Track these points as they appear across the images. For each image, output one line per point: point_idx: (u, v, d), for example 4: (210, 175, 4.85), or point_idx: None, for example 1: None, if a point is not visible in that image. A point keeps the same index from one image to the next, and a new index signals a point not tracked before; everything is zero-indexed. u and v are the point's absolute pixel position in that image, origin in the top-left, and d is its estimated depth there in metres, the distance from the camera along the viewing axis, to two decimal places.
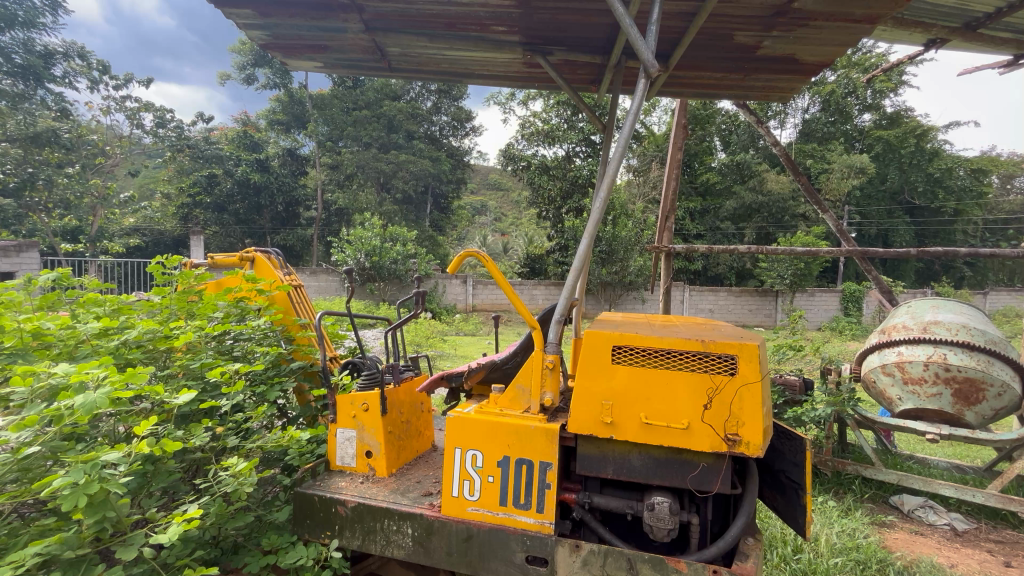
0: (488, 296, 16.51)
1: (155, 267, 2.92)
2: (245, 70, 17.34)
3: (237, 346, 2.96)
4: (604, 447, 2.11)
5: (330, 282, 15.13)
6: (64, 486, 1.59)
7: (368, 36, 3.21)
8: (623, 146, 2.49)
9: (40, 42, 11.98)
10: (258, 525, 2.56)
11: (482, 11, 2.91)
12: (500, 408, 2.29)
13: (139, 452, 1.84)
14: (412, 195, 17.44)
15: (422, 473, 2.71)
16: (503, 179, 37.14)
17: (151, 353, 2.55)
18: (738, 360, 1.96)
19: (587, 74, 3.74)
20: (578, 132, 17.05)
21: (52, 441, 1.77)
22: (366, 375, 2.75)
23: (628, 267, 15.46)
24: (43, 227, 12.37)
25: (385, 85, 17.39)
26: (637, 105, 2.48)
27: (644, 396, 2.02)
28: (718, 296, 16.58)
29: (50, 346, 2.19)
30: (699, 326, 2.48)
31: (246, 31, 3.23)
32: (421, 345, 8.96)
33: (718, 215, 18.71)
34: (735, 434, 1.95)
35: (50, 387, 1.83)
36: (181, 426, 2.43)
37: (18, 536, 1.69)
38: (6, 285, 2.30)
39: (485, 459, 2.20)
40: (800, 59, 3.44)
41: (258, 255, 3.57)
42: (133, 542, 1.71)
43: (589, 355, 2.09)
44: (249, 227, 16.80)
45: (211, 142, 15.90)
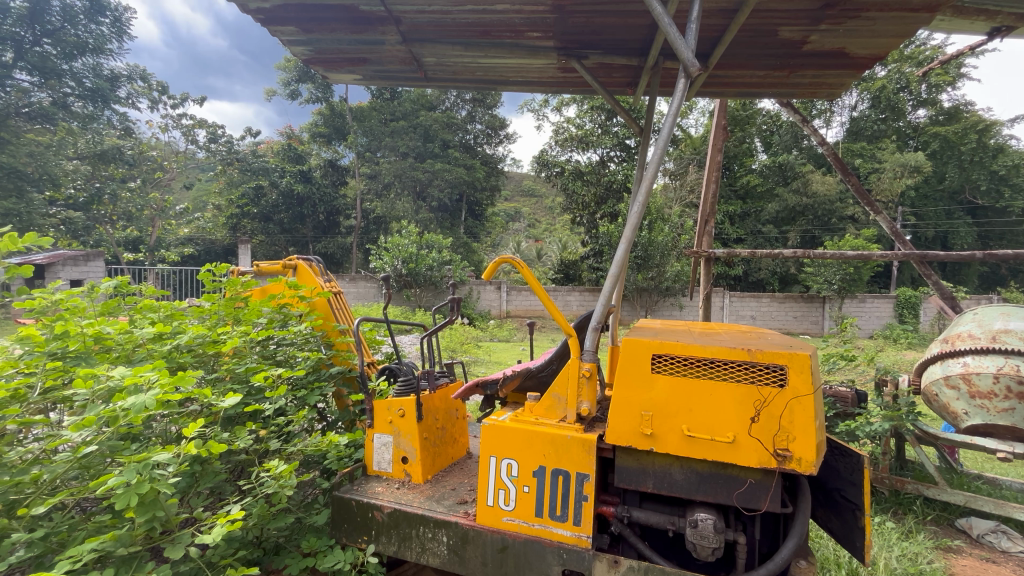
0: (523, 302, 16.49)
1: (206, 274, 3.04)
2: (290, 86, 18.08)
3: (280, 351, 3.07)
4: (643, 459, 2.03)
5: (369, 288, 15.56)
6: (118, 486, 1.66)
7: (406, 47, 3.27)
8: (663, 146, 2.41)
9: (107, 67, 12.92)
10: (299, 527, 2.64)
11: (518, 17, 2.91)
12: (535, 417, 2.25)
13: (188, 452, 1.90)
14: (447, 203, 17.72)
15: (457, 480, 2.70)
16: (536, 185, 37.28)
17: (201, 358, 2.66)
18: (788, 370, 1.85)
19: (623, 77, 3.69)
20: (612, 137, 16.89)
21: (109, 441, 1.86)
22: (402, 381, 2.77)
23: (665, 272, 15.08)
24: (108, 238, 13.64)
25: (421, 96, 17.70)
26: (676, 105, 2.41)
27: (686, 407, 1.94)
28: (761, 302, 15.96)
29: (109, 350, 2.32)
30: (745, 335, 2.37)
31: (290, 47, 3.35)
32: (456, 351, 9.03)
33: (760, 219, 18.00)
34: (785, 450, 1.84)
35: (108, 388, 1.92)
36: (227, 428, 2.52)
37: (77, 532, 1.79)
38: (71, 293, 2.44)
39: (520, 468, 2.17)
40: (851, 54, 3.26)
41: (300, 263, 3.67)
42: (180, 541, 1.77)
43: (628, 363, 2.03)
44: (293, 235, 17.28)
45: (258, 156, 16.75)
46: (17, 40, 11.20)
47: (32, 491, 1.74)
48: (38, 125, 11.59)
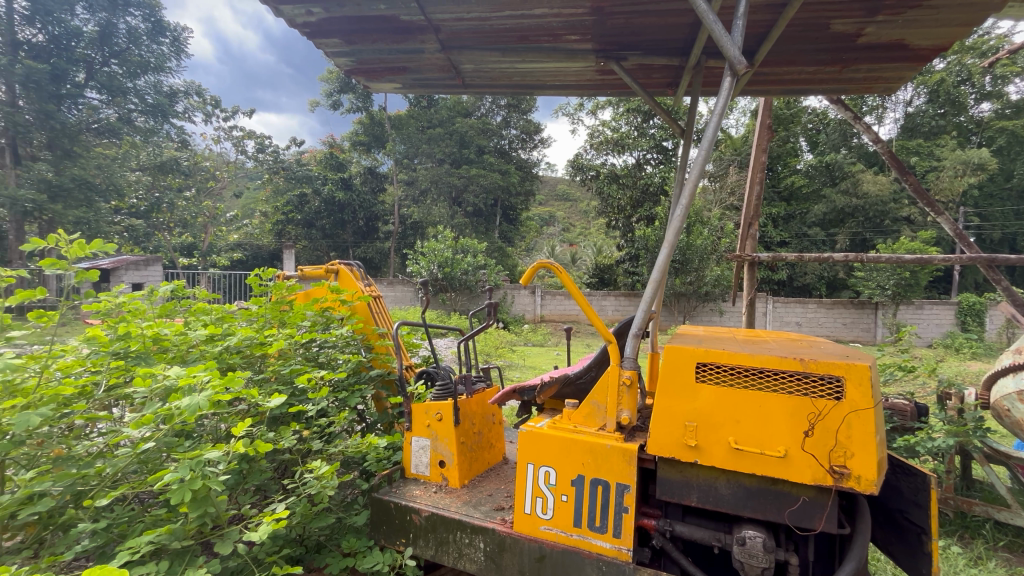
0: (558, 306, 16.41)
1: (253, 278, 3.17)
2: (332, 96, 18.69)
3: (322, 353, 3.16)
4: (686, 471, 1.96)
5: (405, 292, 15.88)
6: (174, 482, 1.74)
7: (444, 55, 3.31)
8: (707, 146, 2.33)
9: (167, 84, 13.84)
10: (339, 526, 2.71)
11: (556, 21, 2.89)
12: (574, 425, 2.21)
13: (236, 451, 1.96)
14: (482, 208, 17.84)
15: (494, 486, 2.69)
16: (571, 189, 37.07)
17: (248, 358, 2.77)
18: (845, 382, 1.74)
19: (663, 78, 3.61)
20: (649, 139, 16.57)
21: (165, 437, 1.95)
22: (440, 385, 2.79)
23: (705, 277, 14.66)
24: (165, 243, 14.61)
25: (458, 103, 17.83)
26: (722, 105, 2.32)
27: (733, 419, 1.85)
28: (807, 308, 15.24)
29: (166, 350, 2.45)
30: (795, 343, 2.25)
31: (334, 59, 3.46)
32: (490, 355, 9.09)
33: (805, 221, 17.23)
34: (842, 466, 1.73)
35: (165, 387, 2.01)
36: (272, 427, 2.62)
37: (136, 524, 1.88)
38: (133, 295, 2.60)
39: (558, 477, 2.13)
40: (910, 45, 3.07)
41: (342, 267, 3.77)
42: (229, 537, 1.83)
43: (670, 371, 1.96)
44: (334, 241, 17.83)
45: (302, 164, 17.43)
46: (89, 61, 12.16)
47: (97, 483, 1.85)
48: (106, 139, 12.59)
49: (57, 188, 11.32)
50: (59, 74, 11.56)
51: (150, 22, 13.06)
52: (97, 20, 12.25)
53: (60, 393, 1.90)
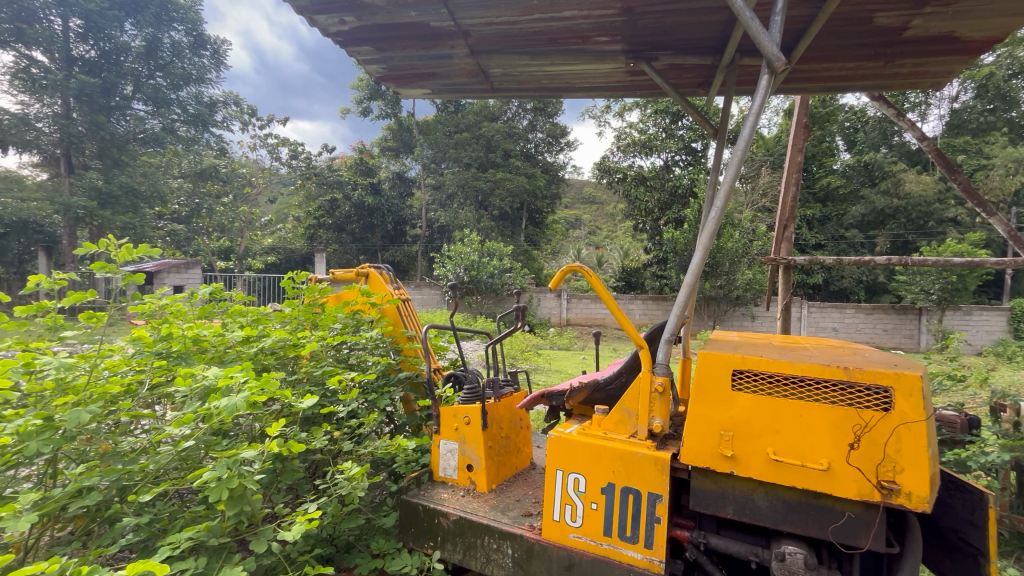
0: (584, 310, 16.30)
1: (287, 281, 3.25)
2: (363, 103, 19.09)
3: (352, 355, 3.21)
4: (722, 482, 1.89)
5: (432, 295, 16.06)
6: (212, 480, 1.78)
7: (473, 60, 3.33)
8: (744, 146, 2.26)
9: (207, 95, 14.65)
10: (369, 527, 2.74)
11: (585, 23, 2.87)
12: (604, 431, 2.16)
13: (271, 451, 1.99)
14: (508, 212, 17.82)
15: (522, 492, 2.66)
16: (597, 193, 36.80)
17: (282, 360, 2.83)
18: (894, 393, 1.66)
19: (694, 77, 3.54)
20: (677, 140, 16.30)
21: (204, 436, 2.01)
22: (468, 389, 2.79)
23: (736, 280, 14.25)
24: (204, 247, 15.22)
25: (484, 107, 17.80)
26: (760, 102, 2.25)
27: (772, 428, 1.78)
28: (845, 313, 14.65)
29: (204, 350, 2.53)
30: (837, 350, 2.15)
31: (365, 67, 3.52)
32: (516, 359, 9.08)
33: (843, 223, 16.59)
34: (891, 482, 1.64)
35: (203, 387, 2.07)
36: (304, 427, 2.67)
37: (176, 520, 1.95)
38: (174, 298, 2.70)
39: (588, 484, 2.09)
40: (962, 37, 2.91)
41: (371, 271, 3.82)
42: (264, 535, 1.87)
43: (706, 378, 1.89)
44: (363, 244, 18.16)
45: (334, 170, 17.84)
46: (136, 75, 12.87)
47: (140, 479, 1.92)
48: (151, 148, 13.35)
49: (106, 196, 12.04)
50: (109, 87, 12.22)
51: (192, 36, 13.88)
52: (144, 36, 12.95)
53: (107, 391, 1.98)
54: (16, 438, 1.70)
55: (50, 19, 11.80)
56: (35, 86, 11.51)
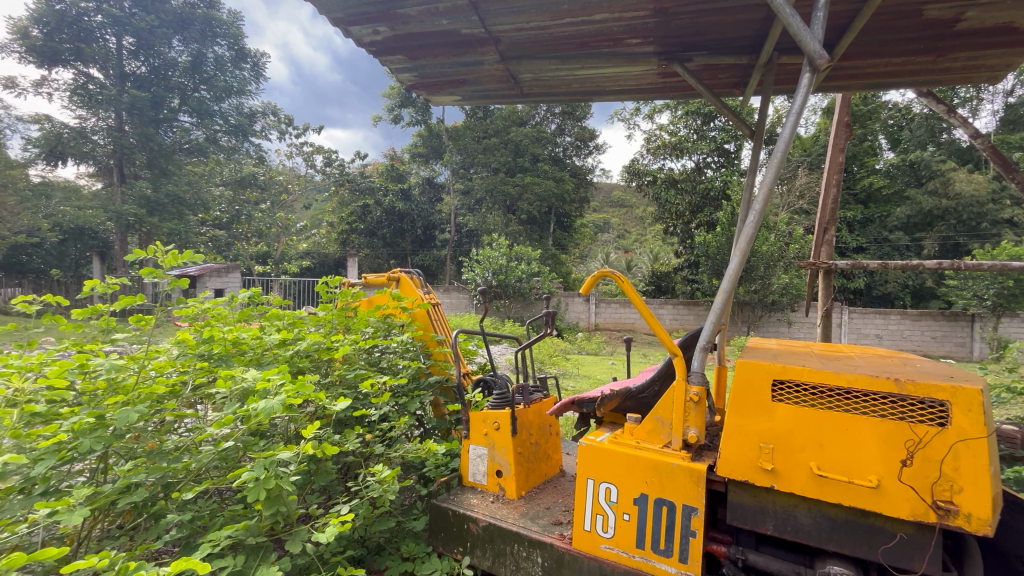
0: (613, 314, 16.12)
1: (322, 286, 3.33)
2: (394, 111, 19.46)
3: (384, 358, 3.26)
4: (761, 496, 1.81)
5: (461, 299, 16.20)
6: (250, 481, 1.83)
7: (503, 65, 3.34)
8: (784, 147, 2.18)
9: (247, 106, 15.33)
10: (399, 530, 2.76)
11: (617, 25, 2.84)
12: (636, 440, 2.11)
13: (306, 453, 2.03)
14: (536, 216, 17.73)
15: (552, 500, 2.63)
16: (626, 196, 36.33)
17: (317, 362, 2.90)
18: (951, 408, 1.56)
19: (730, 77, 3.45)
20: (709, 142, 15.94)
21: (243, 437, 2.07)
22: (497, 394, 2.78)
23: (771, 285, 13.78)
24: (244, 252, 15.83)
25: (513, 112, 17.82)
26: (801, 102, 2.17)
27: (815, 441, 1.70)
28: (889, 320, 13.97)
29: (244, 352, 2.60)
30: (885, 360, 2.04)
31: (398, 75, 3.59)
32: (544, 363, 9.05)
33: (886, 225, 15.85)
34: (948, 503, 1.53)
35: (243, 389, 2.13)
36: (338, 429, 2.73)
37: (217, 518, 2.02)
38: (216, 301, 2.80)
39: (620, 495, 2.05)
40: (1021, 28, 2.74)
41: (402, 275, 3.89)
42: (299, 535, 1.91)
43: (744, 388, 1.83)
44: (394, 249, 18.46)
45: (366, 176, 18.25)
46: (182, 88, 13.52)
47: (183, 476, 2.00)
48: (195, 157, 14.04)
49: (154, 204, 12.71)
50: (157, 101, 12.94)
51: (234, 50, 14.58)
52: (190, 51, 13.69)
53: (153, 391, 2.07)
54: (72, 435, 1.79)
55: (106, 38, 12.58)
56: (91, 101, 12.25)
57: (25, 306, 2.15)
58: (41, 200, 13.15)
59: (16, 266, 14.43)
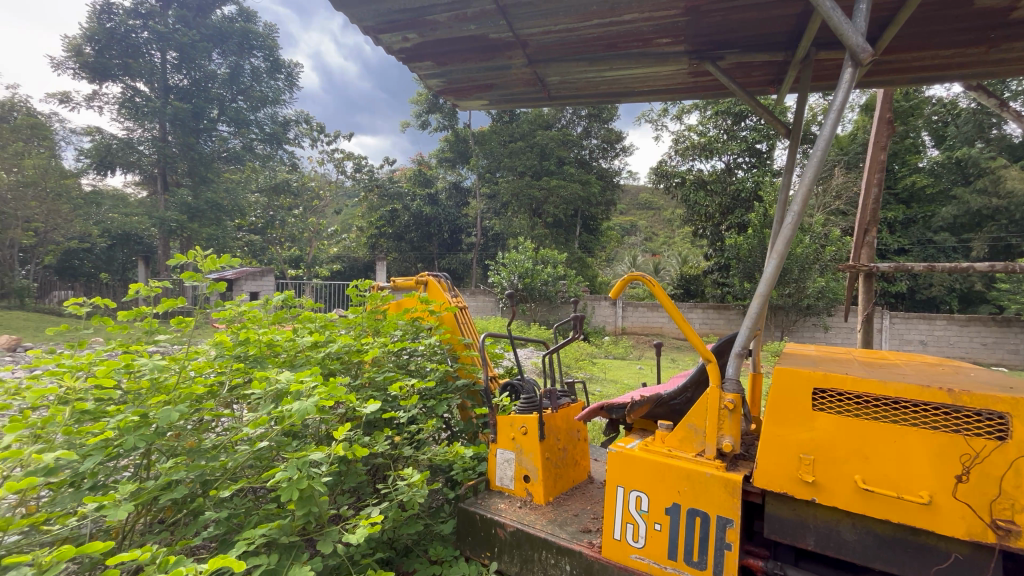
0: (640, 318, 15.91)
1: (353, 289, 3.40)
2: (421, 117, 19.71)
3: (412, 361, 3.30)
4: (801, 509, 1.74)
5: (487, 302, 16.28)
6: (284, 481, 1.87)
7: (531, 69, 3.34)
8: (824, 146, 2.09)
9: (281, 115, 15.87)
10: (426, 533, 2.77)
11: (646, 25, 2.80)
12: (668, 448, 2.06)
13: (337, 454, 2.05)
14: (562, 219, 17.61)
15: (580, 507, 2.59)
16: (653, 197, 35.89)
17: (347, 364, 2.93)
18: (1011, 420, 1.45)
19: (764, 75, 3.35)
20: (740, 142, 15.53)
21: (276, 437, 2.11)
22: (524, 399, 2.76)
23: (806, 288, 13.31)
24: (277, 256, 16.35)
25: (539, 116, 17.80)
26: (842, 99, 2.08)
27: (860, 453, 1.62)
28: (934, 325, 13.29)
29: (278, 354, 2.66)
30: (936, 368, 1.93)
31: (426, 81, 3.63)
32: (570, 367, 9.00)
33: (930, 226, 15.14)
34: (1008, 522, 1.43)
35: (277, 390, 2.17)
36: (367, 431, 2.77)
37: (252, 516, 2.06)
38: (251, 304, 2.88)
39: (651, 503, 2.00)
40: None
41: (430, 279, 3.93)
42: (330, 536, 1.93)
43: (782, 397, 1.76)
44: (421, 253, 18.69)
45: (394, 182, 18.56)
46: (221, 99, 14.09)
47: (221, 474, 2.05)
48: (232, 165, 14.61)
49: (195, 210, 13.34)
50: (198, 112, 13.55)
51: (269, 61, 15.14)
52: (228, 64, 14.32)
53: (193, 391, 2.14)
54: (118, 432, 1.86)
55: (151, 53, 13.23)
56: (138, 113, 12.90)
57: (76, 308, 2.26)
58: (92, 208, 14.13)
59: (70, 270, 15.35)
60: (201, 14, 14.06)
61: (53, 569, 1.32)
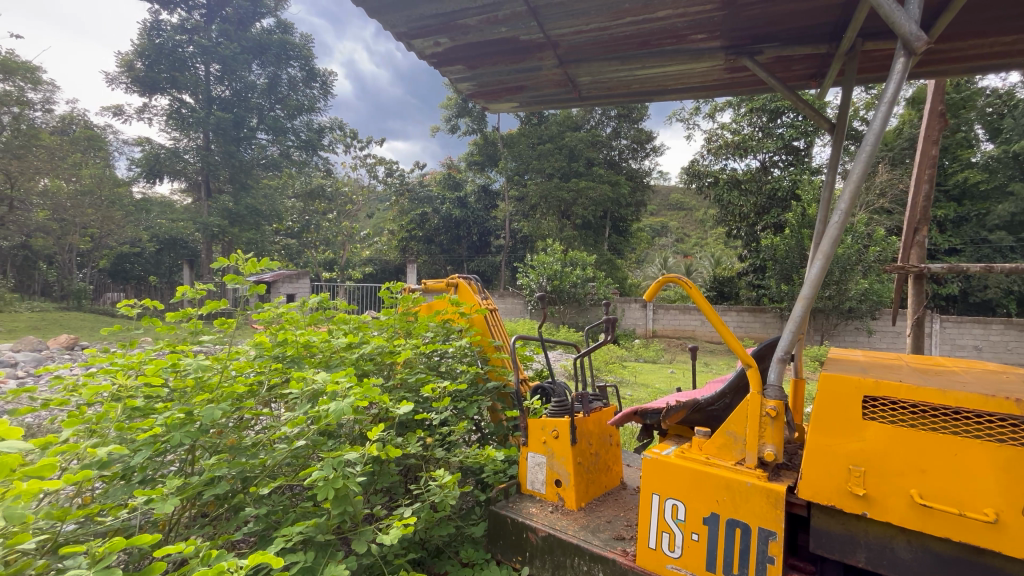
0: (671, 321, 15.59)
1: (384, 291, 3.45)
2: (450, 121, 19.91)
3: (443, 363, 3.32)
4: (851, 524, 1.65)
5: (516, 304, 16.30)
6: (320, 480, 1.90)
7: (562, 69, 3.32)
8: (873, 140, 1.98)
9: (316, 122, 16.37)
10: (458, 534, 2.78)
11: (681, 21, 2.74)
12: (706, 456, 1.99)
13: (371, 453, 2.06)
14: (591, 220, 17.45)
15: (613, 513, 2.54)
16: (685, 198, 35.15)
17: (380, 364, 2.97)
18: None
19: (805, 69, 3.22)
20: (776, 139, 15.03)
21: (313, 436, 2.15)
22: (556, 402, 2.73)
23: (848, 291, 12.74)
24: (312, 260, 16.86)
25: (568, 117, 17.69)
26: (895, 89, 1.97)
27: (917, 466, 1.52)
28: (991, 330, 12.46)
29: (314, 354, 2.72)
30: (999, 376, 1.80)
31: (457, 85, 3.66)
32: (600, 370, 8.90)
33: (984, 225, 14.28)
34: None
35: (314, 390, 2.22)
36: (400, 432, 2.80)
37: (289, 514, 2.11)
38: (289, 306, 2.96)
39: (688, 512, 1.94)
40: None
41: (461, 281, 3.94)
42: (364, 535, 1.96)
43: (830, 405, 1.67)
44: (450, 255, 18.87)
45: (424, 186, 18.86)
46: (260, 108, 14.67)
47: (260, 471, 2.11)
48: (271, 172, 15.21)
49: (235, 215, 13.97)
50: (239, 121, 14.16)
51: (305, 70, 15.65)
52: (267, 74, 14.96)
53: (234, 391, 2.21)
54: (166, 428, 1.94)
55: (196, 66, 13.89)
56: (184, 124, 13.58)
57: (128, 309, 2.36)
58: (143, 215, 14.98)
59: (122, 274, 16.27)
60: (242, 27, 14.69)
61: (106, 560, 1.37)
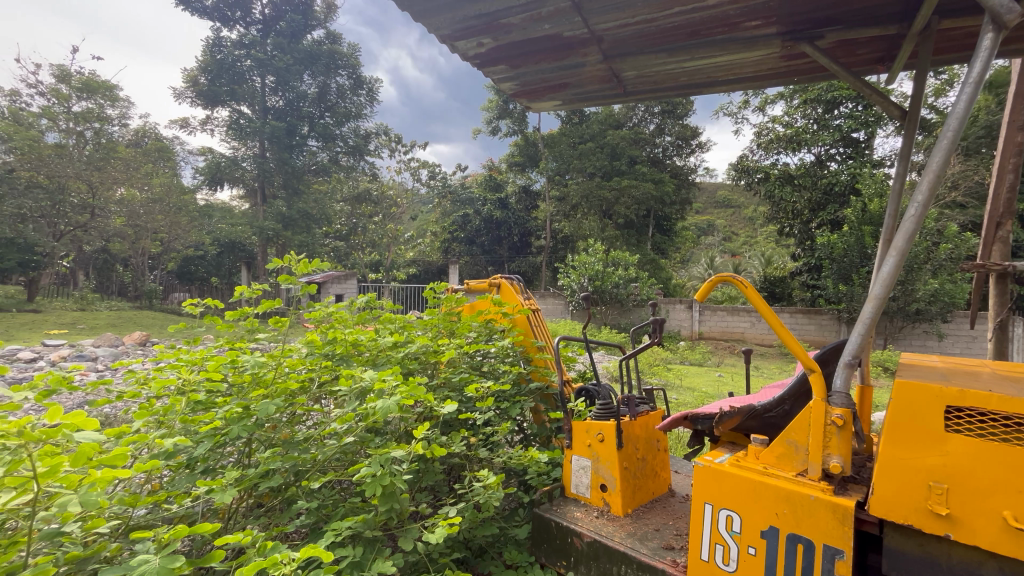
0: (719, 322, 15.02)
1: (428, 292, 3.49)
2: (491, 123, 20.02)
3: (486, 363, 3.32)
4: (930, 546, 1.51)
5: (557, 304, 16.21)
6: (368, 476, 1.93)
7: (606, 65, 3.24)
8: (956, 124, 1.81)
9: (363, 129, 16.90)
10: (501, 535, 2.76)
11: (733, 8, 2.60)
12: (764, 466, 1.88)
13: (417, 451, 2.07)
14: (634, 220, 17.06)
15: (661, 521, 2.45)
16: (733, 195, 33.78)
17: (425, 363, 3.00)
18: None
19: (871, 53, 3.00)
20: (833, 131, 14.18)
21: (361, 433, 2.19)
22: (601, 404, 2.65)
23: (916, 292, 11.81)
24: (359, 261, 17.47)
25: (609, 115, 17.43)
26: (981, 69, 1.80)
27: (1010, 486, 1.37)
28: None
29: (362, 352, 2.78)
30: None
31: (500, 85, 3.65)
32: (644, 373, 8.69)
33: None
34: None
35: (362, 387, 2.26)
36: (444, 430, 2.82)
37: (338, 509, 2.16)
38: (339, 307, 3.04)
39: (744, 524, 1.83)
40: None
41: (503, 281, 3.96)
42: (410, 533, 1.97)
43: (906, 414, 1.53)
44: (491, 256, 18.99)
45: (466, 188, 19.14)
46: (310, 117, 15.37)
47: (311, 466, 2.18)
48: (321, 177, 15.86)
49: (288, 219, 14.71)
50: (291, 129, 14.87)
51: (352, 79, 16.20)
52: (317, 83, 15.56)
53: (288, 387, 2.29)
54: (226, 421, 2.03)
55: (252, 79, 14.69)
56: (242, 134, 14.40)
57: (192, 308, 2.50)
58: (205, 219, 16.05)
59: (187, 275, 17.48)
60: (295, 40, 15.34)
61: (171, 545, 1.44)
